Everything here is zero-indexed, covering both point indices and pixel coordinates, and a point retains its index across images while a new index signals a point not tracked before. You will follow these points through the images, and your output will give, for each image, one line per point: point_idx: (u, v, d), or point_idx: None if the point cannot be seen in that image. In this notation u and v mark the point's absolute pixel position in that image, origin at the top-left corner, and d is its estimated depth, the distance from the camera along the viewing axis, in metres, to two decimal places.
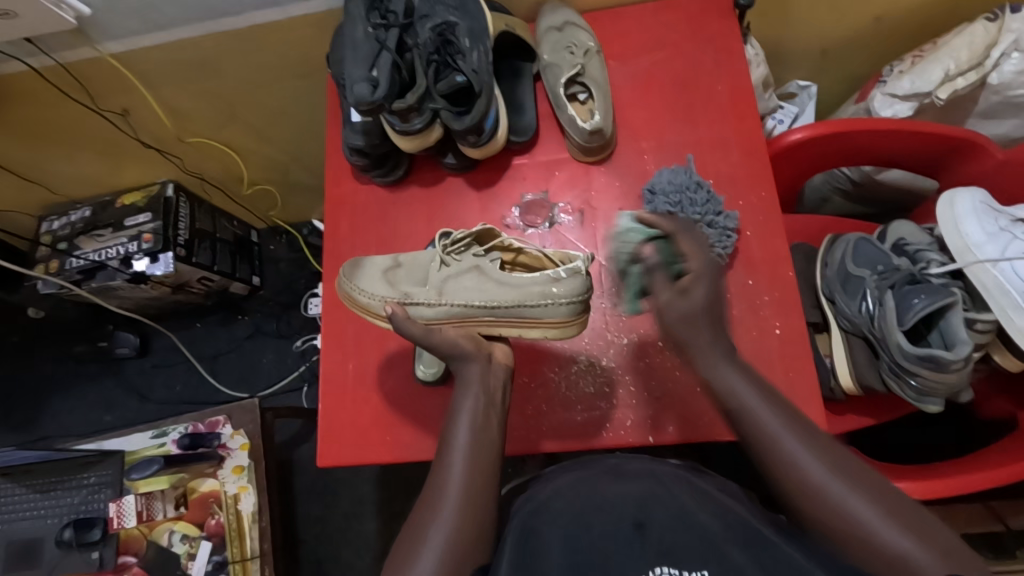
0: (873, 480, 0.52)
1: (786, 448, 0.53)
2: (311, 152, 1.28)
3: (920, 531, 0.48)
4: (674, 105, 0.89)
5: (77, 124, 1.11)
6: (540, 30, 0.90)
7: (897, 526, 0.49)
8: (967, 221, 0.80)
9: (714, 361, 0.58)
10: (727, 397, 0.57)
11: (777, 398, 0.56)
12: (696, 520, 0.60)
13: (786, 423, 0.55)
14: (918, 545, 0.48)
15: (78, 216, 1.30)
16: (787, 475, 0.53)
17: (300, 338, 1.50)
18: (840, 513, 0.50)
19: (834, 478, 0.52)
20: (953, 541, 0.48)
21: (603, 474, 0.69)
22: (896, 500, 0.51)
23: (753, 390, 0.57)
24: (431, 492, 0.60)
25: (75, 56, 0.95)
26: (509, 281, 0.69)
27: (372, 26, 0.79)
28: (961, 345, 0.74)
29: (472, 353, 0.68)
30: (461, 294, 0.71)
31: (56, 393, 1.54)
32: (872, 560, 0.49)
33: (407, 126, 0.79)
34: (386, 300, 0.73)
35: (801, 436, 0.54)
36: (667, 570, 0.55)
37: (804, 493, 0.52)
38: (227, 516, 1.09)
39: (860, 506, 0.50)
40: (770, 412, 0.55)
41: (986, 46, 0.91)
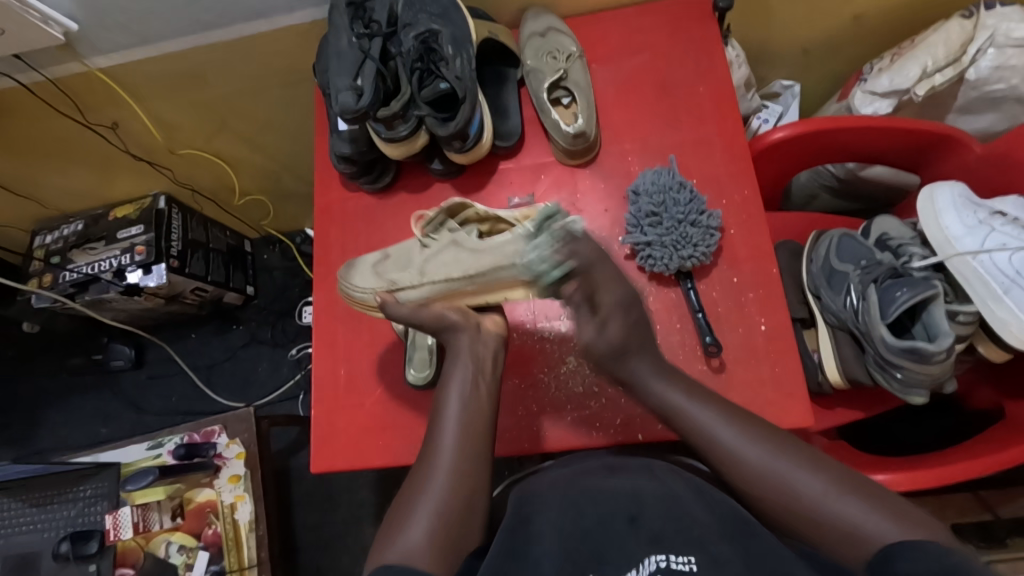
0: (811, 456, 0.59)
1: (727, 440, 0.61)
2: (301, 160, 1.28)
3: (869, 499, 0.54)
4: (657, 107, 0.90)
5: (68, 138, 1.12)
6: (523, 36, 0.91)
7: (842, 494, 0.55)
8: (947, 215, 0.81)
9: (658, 379, 0.67)
10: (665, 411, 0.66)
11: (708, 397, 0.65)
12: (685, 514, 0.57)
13: (724, 418, 0.63)
14: (865, 510, 0.53)
15: (71, 229, 1.31)
16: (738, 467, 0.60)
17: (295, 347, 1.50)
18: (788, 492, 0.57)
19: (778, 461, 0.58)
20: (901, 504, 0.53)
21: (597, 470, 0.67)
22: (846, 478, 0.56)
23: (684, 395, 0.65)
24: (420, 469, 0.63)
25: (64, 71, 0.96)
26: (482, 246, 0.71)
27: (356, 35, 0.79)
28: (943, 336, 0.75)
29: (464, 326, 0.70)
30: (441, 260, 0.72)
31: (52, 406, 1.54)
32: (831, 530, 0.54)
33: (392, 133, 0.80)
34: (376, 287, 0.74)
35: (741, 435, 0.61)
36: (655, 559, 0.52)
37: (753, 479, 0.59)
38: (223, 526, 1.09)
39: (801, 480, 0.57)
40: (705, 411, 0.64)
41: (962, 43, 0.93)
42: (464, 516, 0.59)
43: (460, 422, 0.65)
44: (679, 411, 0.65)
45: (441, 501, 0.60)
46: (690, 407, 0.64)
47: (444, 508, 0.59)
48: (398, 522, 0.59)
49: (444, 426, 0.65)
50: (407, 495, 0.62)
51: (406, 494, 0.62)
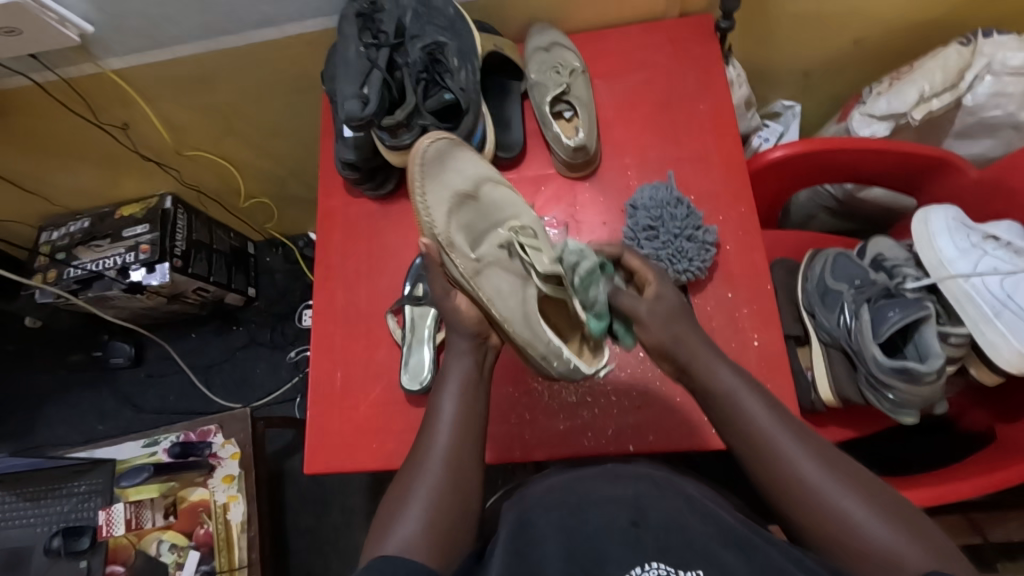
0: (856, 474, 0.56)
1: (778, 447, 0.58)
2: (307, 164, 1.30)
3: (903, 525, 0.52)
4: (657, 123, 0.91)
5: (78, 136, 1.14)
6: (528, 50, 0.92)
7: (854, 497, 0.54)
8: (940, 238, 0.82)
9: (695, 337, 0.66)
10: (701, 372, 0.64)
11: (765, 395, 0.62)
12: (688, 525, 0.57)
13: (778, 423, 0.59)
14: (902, 538, 0.51)
15: (77, 227, 1.33)
16: (782, 474, 0.57)
17: (293, 349, 1.51)
18: (827, 510, 0.54)
19: (823, 477, 0.55)
20: (932, 534, 0.52)
21: (598, 476, 0.66)
22: (859, 477, 0.55)
23: (742, 391, 0.62)
24: (413, 465, 0.63)
25: (78, 72, 0.98)
26: (527, 318, 0.62)
27: (364, 45, 0.81)
28: (934, 357, 0.76)
29: (462, 331, 0.68)
30: (486, 288, 0.63)
31: (50, 402, 1.55)
32: (858, 556, 0.52)
33: (396, 141, 0.82)
34: (436, 231, 0.64)
35: (772, 414, 0.60)
36: (661, 566, 0.52)
37: (794, 490, 0.56)
38: (216, 525, 1.10)
39: (799, 459, 0.57)
40: (761, 411, 0.60)
41: (959, 70, 0.95)
42: (449, 518, 0.59)
43: (455, 421, 0.64)
44: (738, 410, 0.61)
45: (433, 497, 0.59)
46: (730, 380, 0.62)
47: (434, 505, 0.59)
48: (387, 524, 0.59)
49: (437, 423, 0.64)
50: (395, 495, 0.61)
51: (396, 490, 0.62)
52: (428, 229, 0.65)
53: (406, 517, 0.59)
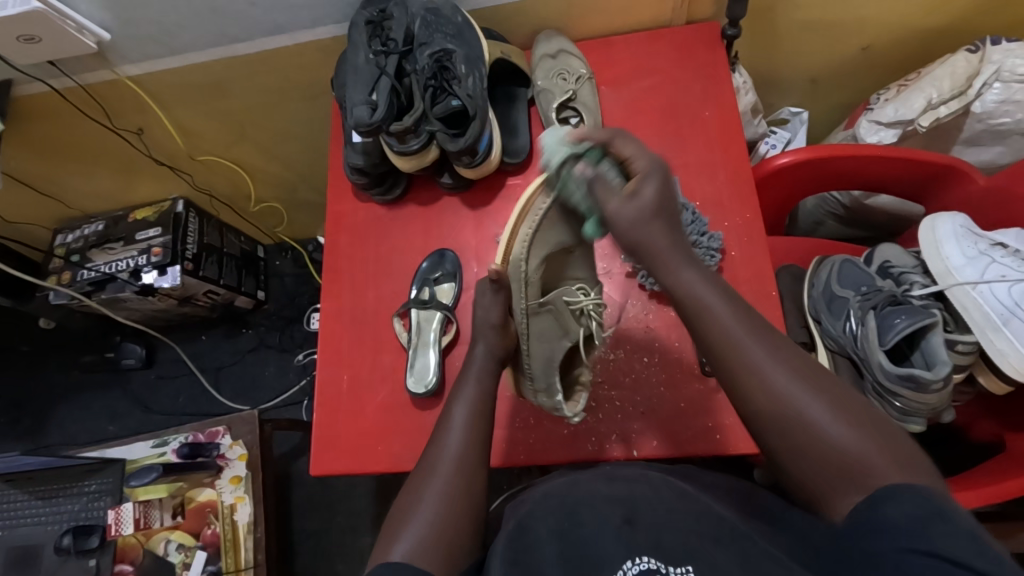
0: (828, 383, 0.54)
1: (748, 355, 0.55)
2: (317, 169, 1.32)
3: (870, 432, 0.50)
4: (663, 130, 0.92)
5: (94, 141, 1.16)
6: (535, 57, 0.94)
7: (850, 428, 0.50)
8: (947, 245, 0.82)
9: (683, 268, 0.59)
10: (687, 303, 0.58)
11: (741, 304, 0.58)
12: (682, 523, 0.57)
13: (747, 330, 0.56)
14: (869, 445, 0.49)
15: (92, 230, 1.35)
16: (752, 382, 0.54)
17: (301, 352, 1.53)
18: (797, 417, 0.52)
19: (795, 386, 0.53)
20: (902, 444, 0.50)
21: (594, 478, 0.65)
22: (852, 403, 0.52)
23: (714, 297, 0.57)
24: (424, 465, 0.65)
25: (94, 78, 1.00)
26: (550, 370, 0.71)
27: (373, 52, 0.83)
28: (941, 365, 0.75)
29: (487, 339, 0.72)
30: (533, 328, 0.71)
31: (62, 402, 1.57)
32: (823, 460, 0.50)
33: (404, 147, 0.83)
34: (522, 266, 0.69)
35: (766, 345, 0.55)
36: (650, 561, 0.54)
37: (761, 397, 0.53)
38: (222, 526, 1.11)
39: (784, 381, 0.53)
40: (732, 317, 0.56)
41: (968, 77, 0.94)
42: (457, 516, 0.60)
43: (466, 424, 0.66)
44: (709, 315, 0.57)
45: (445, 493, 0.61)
46: (717, 309, 0.57)
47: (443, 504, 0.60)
48: (395, 527, 0.60)
49: (447, 429, 0.67)
50: (405, 498, 0.63)
51: (408, 490, 0.63)
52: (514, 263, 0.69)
53: (416, 519, 0.59)
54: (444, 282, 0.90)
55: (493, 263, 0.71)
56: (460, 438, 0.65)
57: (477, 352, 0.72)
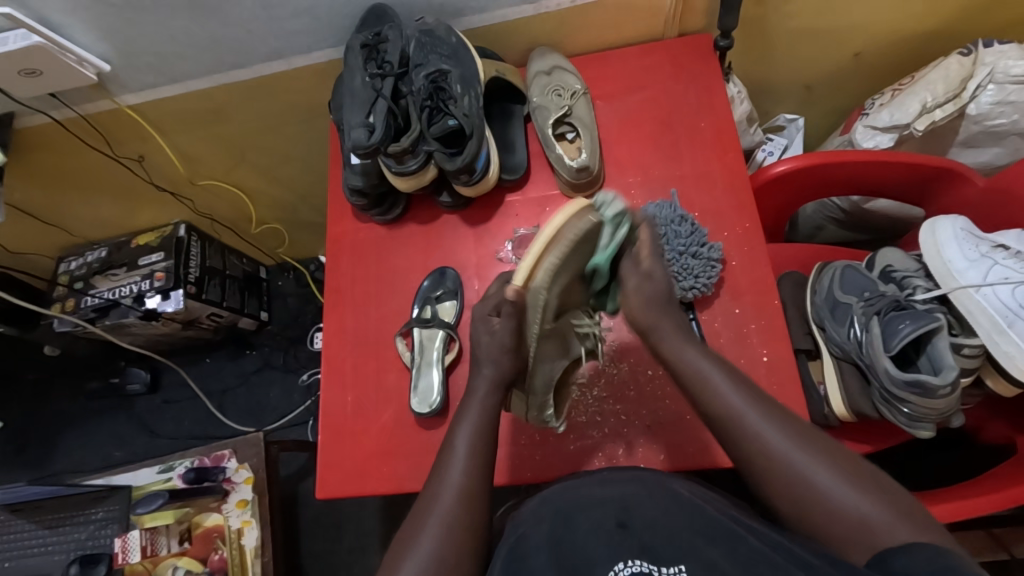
0: (826, 446, 0.58)
1: (750, 423, 0.60)
2: (317, 190, 1.33)
3: (874, 492, 0.54)
4: (660, 142, 0.92)
5: (97, 170, 1.17)
6: (530, 74, 0.94)
7: (854, 488, 0.54)
8: (948, 248, 0.82)
9: (684, 347, 0.67)
10: (692, 377, 0.65)
11: (741, 380, 0.63)
12: (674, 520, 0.55)
13: (746, 398, 0.62)
14: (875, 504, 0.53)
15: (95, 257, 1.36)
16: (750, 450, 0.59)
17: (306, 372, 1.53)
18: (803, 482, 0.56)
19: (793, 447, 0.58)
20: (903, 499, 0.54)
21: (588, 482, 0.64)
22: (849, 464, 0.56)
23: (715, 373, 0.64)
24: (430, 493, 0.64)
25: (95, 108, 1.01)
26: (548, 390, 0.74)
27: (369, 75, 0.83)
28: (948, 369, 0.75)
29: (497, 364, 0.70)
30: (541, 354, 0.72)
31: (67, 429, 1.57)
32: (835, 524, 0.54)
33: (402, 168, 0.84)
34: (539, 296, 0.65)
35: (762, 412, 0.60)
36: (641, 564, 0.50)
37: (767, 465, 0.58)
38: (229, 551, 1.10)
39: (784, 444, 0.58)
40: (733, 391, 0.62)
41: (962, 79, 0.94)
42: (458, 546, 0.59)
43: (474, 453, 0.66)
44: (713, 392, 0.63)
45: (452, 517, 0.61)
46: (719, 384, 0.63)
47: (450, 532, 0.60)
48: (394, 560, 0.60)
49: (454, 457, 0.66)
50: (408, 527, 0.62)
51: (413, 518, 0.63)
52: (535, 291, 0.65)
53: (413, 551, 0.59)
54: (445, 301, 0.90)
55: (513, 286, 0.64)
56: (461, 470, 0.64)
57: (482, 374, 0.70)
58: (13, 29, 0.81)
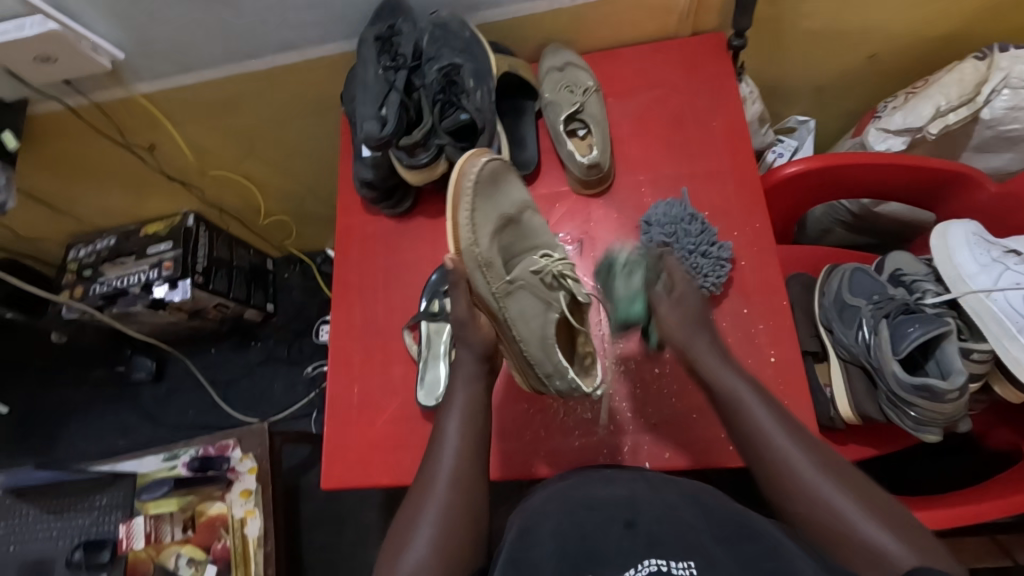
0: (851, 476, 0.58)
1: (778, 445, 0.60)
2: (326, 183, 1.33)
3: (892, 526, 0.55)
4: (672, 141, 0.92)
5: (107, 158, 1.18)
6: (542, 70, 0.94)
7: (875, 520, 0.55)
8: (960, 253, 0.81)
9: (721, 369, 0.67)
10: (726, 395, 0.65)
11: (778, 409, 0.63)
12: (681, 518, 0.56)
13: (778, 421, 0.62)
14: (896, 538, 0.54)
15: (104, 244, 1.37)
16: (779, 468, 0.60)
17: (310, 364, 1.53)
18: (827, 508, 0.57)
19: (820, 474, 0.58)
20: (917, 534, 0.54)
21: (593, 479, 0.64)
22: (874, 496, 0.57)
23: (752, 396, 0.64)
24: (423, 479, 0.64)
25: (108, 96, 1.02)
26: (544, 338, 0.67)
27: (382, 67, 0.83)
28: (957, 373, 0.75)
29: (473, 345, 0.69)
30: (512, 311, 0.66)
31: (73, 416, 1.58)
32: (854, 552, 0.54)
33: (413, 161, 0.84)
34: (474, 252, 0.64)
35: (793, 437, 0.61)
36: (656, 562, 0.51)
37: (792, 485, 0.59)
38: (232, 540, 1.10)
39: (810, 468, 0.59)
40: (764, 412, 0.63)
41: (976, 83, 0.94)
42: (457, 538, 0.59)
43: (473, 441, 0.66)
44: (746, 412, 0.63)
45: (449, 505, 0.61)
46: (753, 408, 0.63)
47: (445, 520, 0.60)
48: (395, 547, 0.60)
49: (441, 442, 0.65)
50: (408, 512, 0.63)
51: (410, 506, 0.63)
52: (466, 250, 0.64)
53: (415, 536, 0.60)
54: (452, 295, 0.90)
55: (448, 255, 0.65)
56: (454, 450, 0.64)
57: (462, 356, 0.70)
58: (30, 15, 0.82)
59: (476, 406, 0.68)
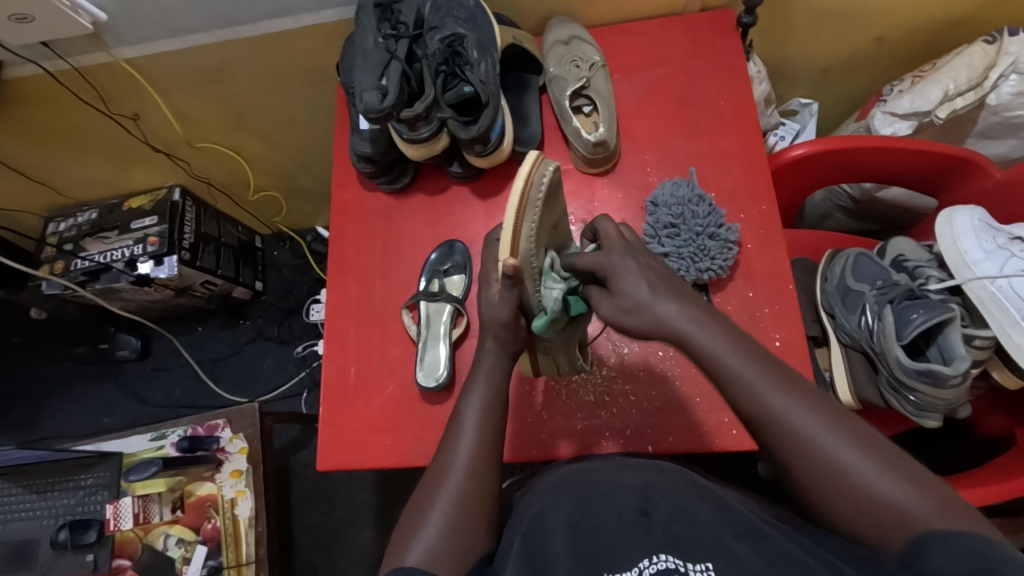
0: (859, 433, 0.53)
1: (777, 411, 0.54)
2: (319, 157, 1.29)
3: (912, 483, 0.49)
4: (679, 120, 0.90)
5: (88, 127, 1.13)
6: (547, 44, 0.91)
7: (890, 479, 0.50)
8: (965, 239, 0.80)
9: (696, 330, 0.58)
10: (707, 362, 0.57)
11: (763, 363, 0.56)
12: (699, 513, 0.55)
13: (773, 381, 0.55)
14: (913, 495, 0.49)
15: (85, 218, 1.32)
16: (771, 433, 0.54)
17: (300, 344, 1.50)
18: (830, 471, 0.51)
19: (825, 437, 0.52)
20: (944, 492, 0.49)
21: (608, 466, 0.64)
22: (886, 454, 0.51)
23: (735, 357, 0.56)
24: (433, 472, 0.62)
25: (89, 61, 0.96)
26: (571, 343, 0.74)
27: (382, 36, 0.80)
28: (959, 360, 0.75)
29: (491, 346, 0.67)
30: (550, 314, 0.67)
31: (54, 394, 1.54)
32: (867, 514, 0.50)
33: (414, 134, 0.81)
34: (530, 260, 0.64)
35: (788, 398, 0.54)
36: (669, 560, 0.50)
37: (794, 453, 0.53)
38: (223, 520, 1.08)
39: (803, 428, 0.53)
40: (759, 384, 0.55)
41: (985, 68, 0.92)
42: (468, 527, 0.58)
43: (477, 423, 0.63)
44: (734, 381, 0.56)
45: (454, 496, 0.59)
46: (738, 369, 0.56)
47: (455, 509, 0.58)
48: (403, 537, 0.58)
49: (457, 431, 0.64)
50: (418, 501, 0.61)
51: (420, 496, 0.61)
52: (524, 258, 0.63)
53: (426, 525, 0.58)
54: (453, 275, 0.89)
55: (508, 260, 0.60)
56: (472, 438, 0.62)
57: (487, 346, 0.67)
58: None
59: (500, 399, 0.65)
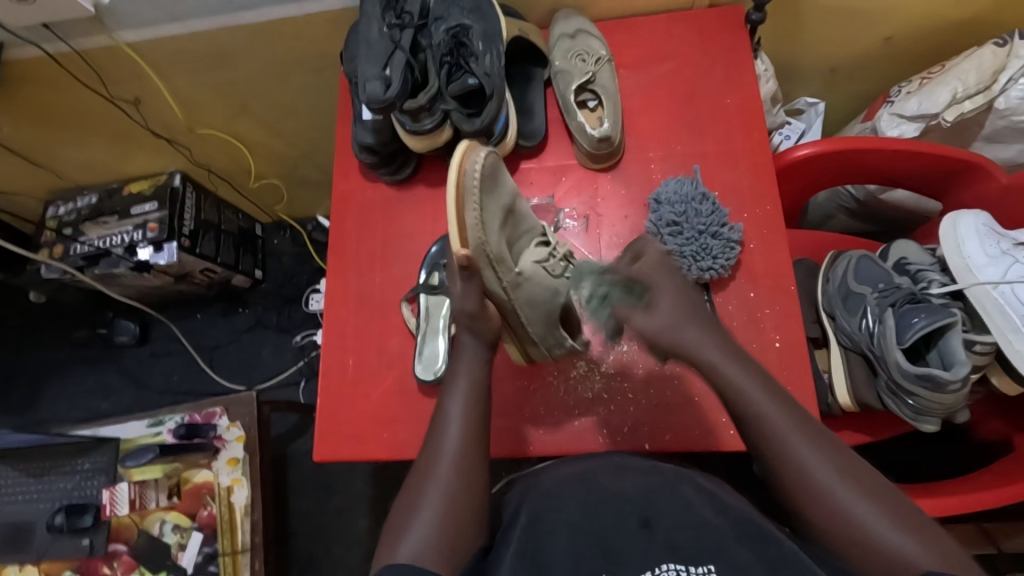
0: (868, 479, 0.55)
1: (791, 442, 0.57)
2: (320, 146, 1.28)
3: (914, 529, 0.52)
4: (684, 117, 0.89)
5: (89, 111, 1.12)
6: (553, 36, 0.90)
7: (894, 526, 0.52)
8: (969, 243, 0.80)
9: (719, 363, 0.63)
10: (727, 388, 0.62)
11: (781, 397, 0.61)
12: (700, 514, 0.56)
13: (785, 413, 0.59)
14: (916, 545, 0.50)
15: (85, 203, 1.31)
16: (780, 462, 0.57)
17: (299, 333, 1.50)
18: (836, 508, 0.54)
19: (834, 475, 0.55)
20: (948, 543, 0.51)
21: (605, 467, 0.64)
22: (891, 500, 0.54)
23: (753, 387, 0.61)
24: (421, 469, 0.62)
25: (91, 43, 0.96)
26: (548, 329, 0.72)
27: (387, 25, 0.79)
28: (959, 365, 0.74)
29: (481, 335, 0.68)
30: (523, 297, 0.67)
31: (53, 378, 1.54)
32: (864, 554, 0.52)
33: (417, 126, 0.80)
34: (486, 249, 0.62)
35: (802, 430, 0.58)
36: (674, 567, 0.50)
37: (802, 485, 0.56)
38: (219, 507, 1.08)
39: (814, 461, 0.56)
40: (774, 411, 0.59)
41: (994, 71, 0.92)
42: (456, 523, 0.57)
43: (464, 422, 0.63)
44: (752, 405, 0.60)
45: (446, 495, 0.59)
46: (757, 398, 0.60)
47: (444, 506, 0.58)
48: (393, 532, 0.58)
49: (443, 426, 0.63)
50: (406, 497, 0.60)
51: (409, 494, 0.61)
52: (478, 247, 0.61)
53: (414, 523, 0.57)
54: None
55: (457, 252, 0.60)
56: (458, 434, 0.62)
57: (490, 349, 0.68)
58: None
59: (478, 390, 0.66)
